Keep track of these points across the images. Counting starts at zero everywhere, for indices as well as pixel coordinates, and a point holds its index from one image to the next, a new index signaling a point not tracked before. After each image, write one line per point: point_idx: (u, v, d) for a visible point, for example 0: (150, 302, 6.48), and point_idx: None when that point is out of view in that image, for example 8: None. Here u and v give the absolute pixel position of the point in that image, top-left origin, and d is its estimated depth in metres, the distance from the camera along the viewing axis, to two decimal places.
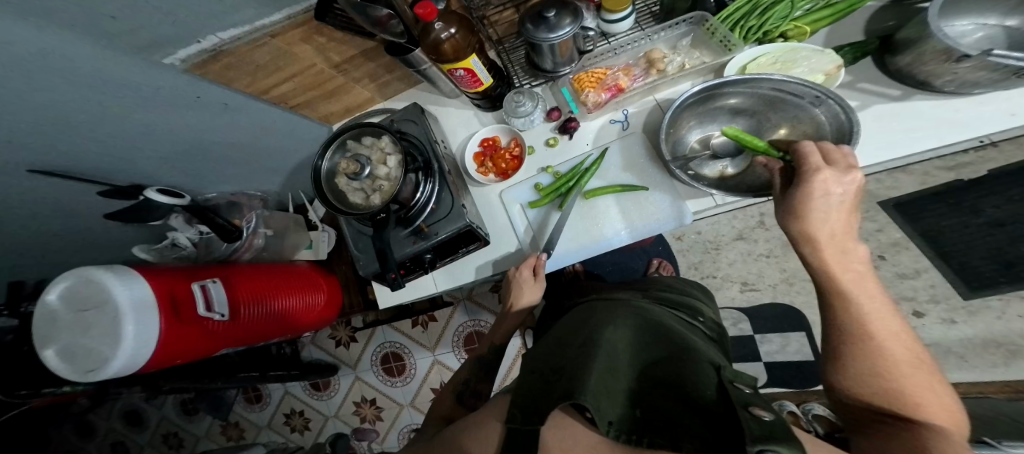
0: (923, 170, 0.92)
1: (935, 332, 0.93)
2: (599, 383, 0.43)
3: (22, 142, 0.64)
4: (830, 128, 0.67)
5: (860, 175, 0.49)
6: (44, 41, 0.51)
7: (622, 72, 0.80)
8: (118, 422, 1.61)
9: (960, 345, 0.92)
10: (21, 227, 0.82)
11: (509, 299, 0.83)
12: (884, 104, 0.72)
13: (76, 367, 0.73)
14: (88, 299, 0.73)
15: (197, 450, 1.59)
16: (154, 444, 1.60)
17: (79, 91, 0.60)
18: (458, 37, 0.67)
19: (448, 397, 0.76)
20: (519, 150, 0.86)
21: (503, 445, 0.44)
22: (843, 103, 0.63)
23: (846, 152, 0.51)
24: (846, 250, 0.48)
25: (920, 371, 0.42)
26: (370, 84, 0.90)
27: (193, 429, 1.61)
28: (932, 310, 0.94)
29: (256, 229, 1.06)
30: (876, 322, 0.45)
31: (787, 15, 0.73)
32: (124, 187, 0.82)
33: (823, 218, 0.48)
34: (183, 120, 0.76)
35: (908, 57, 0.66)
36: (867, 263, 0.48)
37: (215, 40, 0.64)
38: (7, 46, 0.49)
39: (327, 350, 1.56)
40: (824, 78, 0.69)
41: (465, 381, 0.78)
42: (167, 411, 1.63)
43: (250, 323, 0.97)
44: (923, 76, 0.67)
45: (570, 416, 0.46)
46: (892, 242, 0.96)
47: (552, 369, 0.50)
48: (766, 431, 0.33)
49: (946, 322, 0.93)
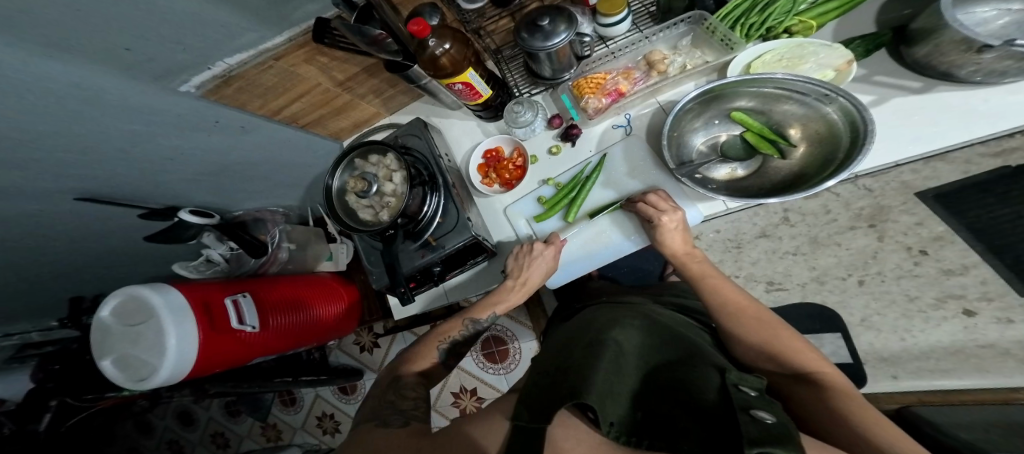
0: (965, 159, 0.83)
1: (991, 333, 0.82)
2: (604, 385, 0.42)
3: (64, 170, 0.68)
4: (844, 125, 0.63)
5: (680, 212, 0.70)
6: (75, 74, 0.54)
7: (622, 76, 0.78)
8: (173, 421, 1.70)
9: (1020, 347, 0.79)
10: (72, 252, 0.89)
11: (516, 274, 0.77)
12: (905, 97, 0.67)
13: (129, 377, 0.78)
14: (137, 313, 0.79)
15: (242, 449, 1.66)
16: (204, 443, 1.68)
17: (108, 120, 0.64)
18: (454, 51, 0.67)
19: (435, 352, 0.73)
20: (522, 160, 0.84)
21: (510, 441, 0.43)
22: (853, 98, 0.59)
23: (663, 195, 0.72)
24: (691, 253, 0.70)
25: (771, 324, 0.57)
26: (376, 100, 0.92)
27: (237, 429, 1.68)
28: (983, 308, 0.83)
29: (279, 243, 1.12)
30: (734, 301, 0.61)
31: (790, 10, 0.70)
32: (160, 208, 0.90)
33: (671, 234, 0.70)
34: (209, 142, 0.81)
35: (925, 48, 0.61)
36: (712, 261, 0.67)
37: (224, 65, 0.66)
38: (41, 80, 0.52)
39: (352, 355, 1.60)
40: (834, 74, 0.65)
41: (452, 338, 0.75)
42: (214, 413, 1.70)
43: (279, 334, 1.00)
44: (944, 67, 0.61)
45: (574, 415, 0.44)
46: (934, 236, 0.89)
47: (560, 369, 0.49)
48: (761, 432, 0.33)
49: (1002, 321, 0.81)
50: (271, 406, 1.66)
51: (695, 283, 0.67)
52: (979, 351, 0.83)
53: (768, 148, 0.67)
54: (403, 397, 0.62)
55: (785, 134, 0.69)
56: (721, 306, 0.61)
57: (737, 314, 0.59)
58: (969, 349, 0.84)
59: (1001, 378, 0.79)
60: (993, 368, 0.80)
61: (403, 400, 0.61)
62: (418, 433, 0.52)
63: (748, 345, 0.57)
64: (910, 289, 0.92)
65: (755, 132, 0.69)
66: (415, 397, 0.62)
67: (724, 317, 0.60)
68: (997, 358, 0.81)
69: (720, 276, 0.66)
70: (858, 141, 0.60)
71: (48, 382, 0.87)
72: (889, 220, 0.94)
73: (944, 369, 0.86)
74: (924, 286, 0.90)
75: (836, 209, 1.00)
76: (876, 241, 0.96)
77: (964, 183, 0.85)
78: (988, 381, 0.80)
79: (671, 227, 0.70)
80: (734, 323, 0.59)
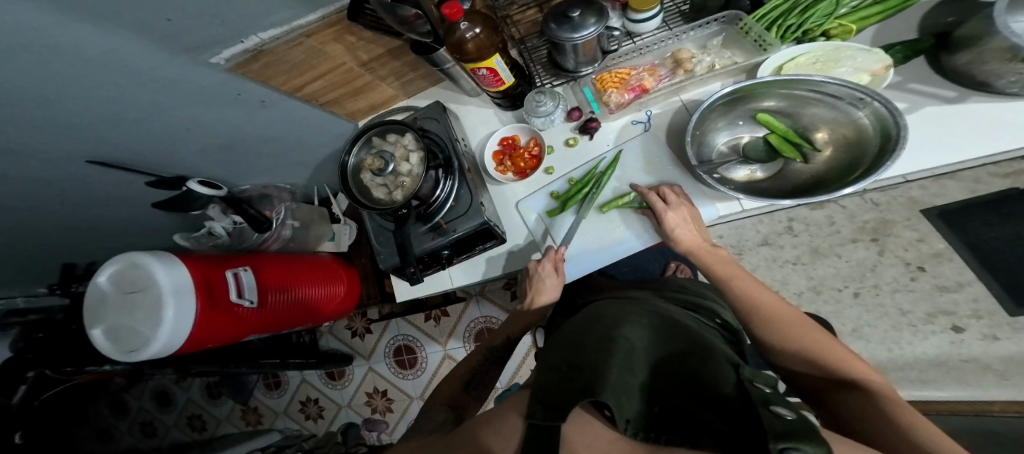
0: (973, 177, 0.92)
1: (976, 348, 0.90)
2: (619, 381, 0.44)
3: (80, 134, 0.68)
4: (873, 130, 0.64)
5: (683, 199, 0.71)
6: (110, 41, 0.54)
7: (647, 72, 0.79)
8: (148, 402, 1.70)
9: (1000, 362, 0.88)
10: (75, 215, 0.88)
11: (526, 297, 0.79)
12: (937, 106, 0.68)
13: (119, 347, 0.77)
14: (134, 282, 0.77)
15: (218, 432, 1.66)
16: (179, 426, 1.67)
17: (132, 88, 0.64)
18: (482, 36, 0.67)
19: (453, 382, 0.74)
20: (538, 150, 0.86)
21: (523, 442, 0.43)
22: (889, 104, 0.60)
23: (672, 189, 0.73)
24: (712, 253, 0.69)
25: (807, 328, 0.55)
26: (395, 82, 0.92)
27: (216, 413, 1.68)
28: (972, 325, 0.91)
29: (284, 221, 1.09)
30: (765, 303, 0.60)
31: (831, 13, 0.71)
32: (169, 177, 0.90)
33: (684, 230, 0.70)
34: (226, 116, 0.80)
35: (967, 55, 0.62)
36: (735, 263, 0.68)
37: (257, 40, 0.66)
38: (78, 46, 0.53)
39: (343, 340, 1.59)
40: (870, 79, 0.66)
41: (474, 368, 0.77)
42: (193, 394, 1.70)
43: (278, 310, 1.00)
44: (983, 76, 0.63)
45: (587, 412, 0.46)
46: (934, 253, 0.94)
47: (570, 366, 0.50)
48: (788, 428, 0.33)
49: (988, 337, 0.90)
50: (254, 389, 1.66)
51: (722, 286, 0.65)
52: (962, 364, 0.91)
53: (793, 153, 0.68)
54: (430, 419, 0.64)
55: (811, 138, 0.70)
56: (757, 316, 0.60)
57: (769, 316, 0.59)
58: (952, 362, 0.91)
59: (978, 390, 0.88)
60: (972, 380, 0.89)
61: (431, 420, 0.64)
62: (440, 436, 0.56)
63: (785, 350, 0.55)
64: (904, 303, 0.96)
65: (784, 136, 0.69)
66: (443, 418, 0.64)
67: (758, 320, 0.59)
68: (978, 371, 0.89)
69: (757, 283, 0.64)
70: (889, 148, 0.60)
71: (28, 352, 0.85)
72: (892, 235, 0.97)
73: (928, 380, 0.92)
74: (917, 301, 0.95)
75: (840, 221, 1.01)
76: (876, 255, 0.99)
77: (970, 201, 0.92)
78: (963, 394, 0.89)
79: (681, 220, 0.70)
80: (772, 331, 0.57)
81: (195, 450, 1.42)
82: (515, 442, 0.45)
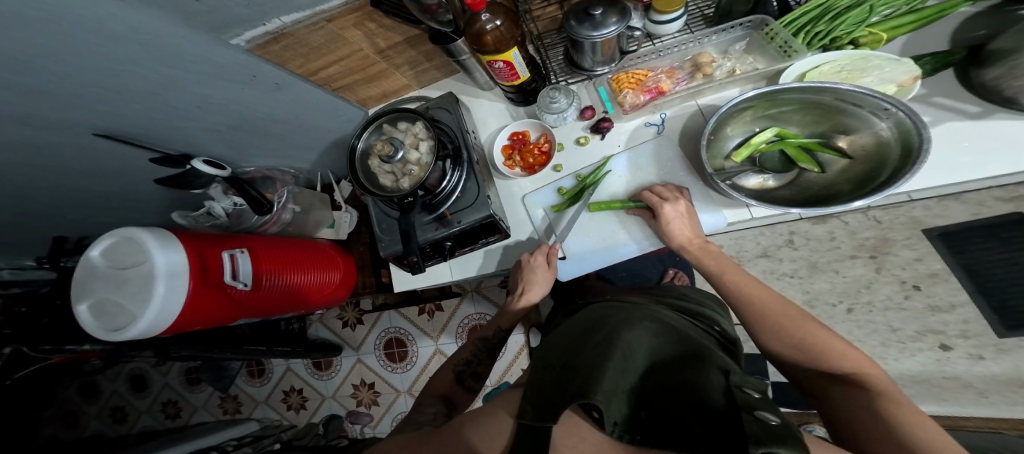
0: (979, 200, 0.87)
1: (959, 366, 0.96)
2: (611, 383, 0.43)
3: (90, 106, 0.67)
4: (896, 142, 0.64)
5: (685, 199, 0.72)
6: (133, 16, 0.54)
7: (665, 74, 0.80)
8: (123, 385, 1.67)
9: (982, 381, 0.94)
10: (72, 186, 0.87)
11: (518, 289, 0.80)
12: (960, 121, 0.68)
13: (104, 325, 0.75)
14: (128, 257, 0.76)
15: (193, 420, 1.64)
16: (153, 411, 1.66)
17: (150, 65, 0.63)
18: (502, 29, 0.67)
19: (445, 379, 0.73)
20: (548, 146, 0.86)
21: (512, 441, 0.43)
22: (913, 114, 0.60)
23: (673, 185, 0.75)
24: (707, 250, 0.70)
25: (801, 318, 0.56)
26: (409, 71, 0.91)
27: (192, 399, 1.67)
28: (959, 344, 0.95)
29: (285, 204, 1.07)
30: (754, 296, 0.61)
31: (863, 20, 0.72)
32: (175, 155, 0.87)
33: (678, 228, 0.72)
34: (236, 96, 0.79)
35: (998, 70, 0.62)
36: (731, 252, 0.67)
37: (278, 23, 0.66)
38: (101, 22, 0.53)
39: (333, 330, 1.58)
40: (895, 89, 0.67)
41: (466, 361, 0.77)
42: (171, 380, 1.68)
43: (271, 294, 0.97)
44: (1011, 92, 0.63)
45: (577, 414, 0.45)
46: (930, 273, 0.96)
47: (564, 368, 0.50)
48: (763, 432, 0.33)
49: (974, 357, 0.94)
50: (236, 377, 1.64)
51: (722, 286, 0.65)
52: (943, 381, 0.98)
53: (808, 164, 0.70)
54: (422, 411, 0.64)
55: (829, 146, 0.71)
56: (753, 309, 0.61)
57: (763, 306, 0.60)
58: (935, 378, 0.99)
59: (958, 407, 0.97)
60: (951, 397, 0.97)
61: (421, 414, 0.63)
62: (430, 432, 0.55)
63: (782, 341, 0.56)
64: (895, 321, 1.02)
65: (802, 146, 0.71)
66: (434, 411, 0.64)
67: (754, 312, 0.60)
68: (958, 387, 0.97)
69: (734, 267, 0.67)
70: (910, 159, 0.61)
71: (6, 328, 0.82)
72: (891, 253, 0.99)
73: None
74: (909, 319, 1.00)
75: (841, 237, 1.01)
76: (873, 272, 1.02)
77: (972, 224, 0.90)
78: (940, 409, 0.99)
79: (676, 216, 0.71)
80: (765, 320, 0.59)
81: (170, 435, 1.41)
82: (504, 438, 0.45)
